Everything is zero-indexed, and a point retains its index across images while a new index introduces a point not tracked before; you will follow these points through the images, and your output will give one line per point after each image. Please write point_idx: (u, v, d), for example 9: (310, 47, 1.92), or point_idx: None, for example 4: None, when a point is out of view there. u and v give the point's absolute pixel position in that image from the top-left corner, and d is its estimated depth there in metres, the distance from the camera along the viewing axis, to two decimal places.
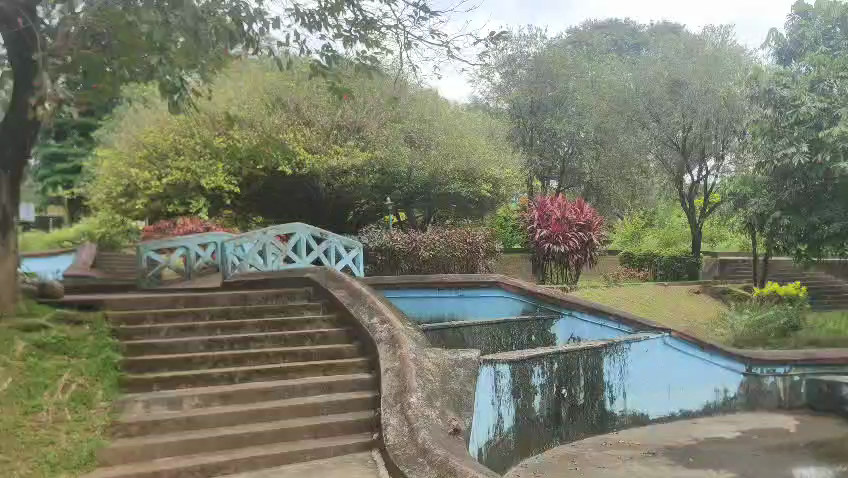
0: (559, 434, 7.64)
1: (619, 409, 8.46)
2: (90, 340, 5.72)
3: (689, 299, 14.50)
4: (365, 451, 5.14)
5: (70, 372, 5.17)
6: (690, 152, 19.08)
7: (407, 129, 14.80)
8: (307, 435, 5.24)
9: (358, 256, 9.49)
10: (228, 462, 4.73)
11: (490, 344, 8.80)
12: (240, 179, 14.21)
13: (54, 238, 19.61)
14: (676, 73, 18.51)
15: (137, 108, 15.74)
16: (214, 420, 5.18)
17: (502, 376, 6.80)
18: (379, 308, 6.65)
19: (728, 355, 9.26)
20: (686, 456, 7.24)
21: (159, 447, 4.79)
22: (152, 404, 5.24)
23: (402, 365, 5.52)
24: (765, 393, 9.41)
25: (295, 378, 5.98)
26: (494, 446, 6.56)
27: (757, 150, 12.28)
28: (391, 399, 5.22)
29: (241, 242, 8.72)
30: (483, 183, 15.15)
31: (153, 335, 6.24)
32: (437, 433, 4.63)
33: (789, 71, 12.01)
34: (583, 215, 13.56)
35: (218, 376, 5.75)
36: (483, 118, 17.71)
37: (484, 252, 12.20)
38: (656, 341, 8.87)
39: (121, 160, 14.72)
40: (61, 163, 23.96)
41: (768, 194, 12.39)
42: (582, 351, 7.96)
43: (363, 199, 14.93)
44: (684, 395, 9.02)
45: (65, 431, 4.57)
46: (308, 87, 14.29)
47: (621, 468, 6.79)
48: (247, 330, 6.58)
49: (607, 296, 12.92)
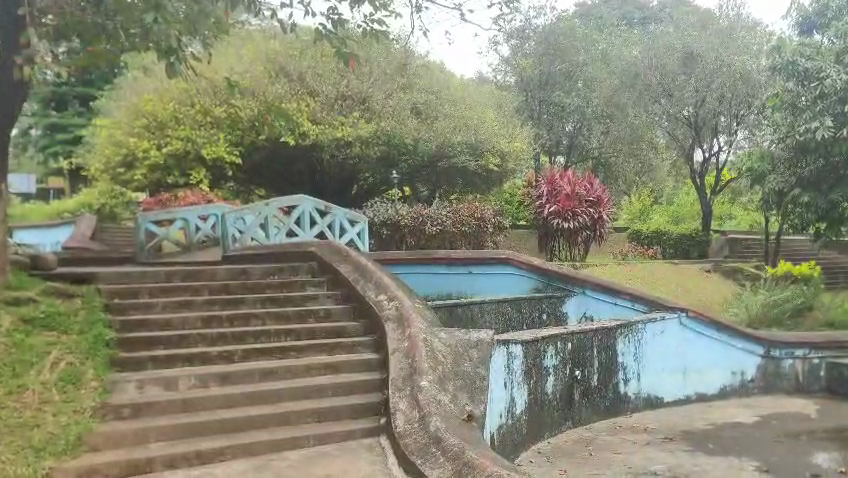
0: (572, 417, 7.36)
1: (632, 391, 8.15)
2: (82, 316, 5.41)
3: (700, 278, 14.18)
4: (372, 437, 4.84)
5: (59, 350, 4.85)
6: (703, 128, 18.50)
7: (416, 99, 14.33)
8: (311, 419, 4.95)
9: (362, 231, 9.18)
10: (225, 448, 4.43)
11: (499, 324, 8.49)
12: (241, 149, 13.83)
13: (53, 210, 19.24)
14: (692, 45, 18.03)
15: (138, 76, 15.27)
16: (212, 402, 4.88)
17: (514, 358, 6.49)
18: (387, 284, 6.30)
19: (745, 337, 8.94)
20: (705, 442, 6.93)
21: (152, 431, 4.49)
22: (146, 384, 4.94)
23: (410, 346, 5.20)
24: (782, 376, 9.16)
25: (298, 358, 5.67)
26: (506, 431, 6.25)
27: (775, 125, 11.93)
28: (400, 382, 4.91)
29: (242, 214, 8.40)
30: (490, 156, 14.69)
31: (148, 310, 5.92)
32: (450, 420, 4.32)
33: (815, 43, 11.59)
34: (593, 191, 13.13)
35: (216, 356, 5.44)
36: (491, 90, 17.14)
37: (493, 228, 11.77)
38: (672, 321, 8.56)
39: (120, 129, 14.34)
40: (60, 133, 23.52)
41: (785, 168, 11.97)
42: (594, 331, 7.63)
43: (369, 172, 14.71)
44: (700, 378, 8.72)
45: (52, 413, 4.26)
46: (309, 57, 13.86)
47: (638, 453, 6.49)
48: (247, 305, 6.27)
49: (618, 276, 12.64)
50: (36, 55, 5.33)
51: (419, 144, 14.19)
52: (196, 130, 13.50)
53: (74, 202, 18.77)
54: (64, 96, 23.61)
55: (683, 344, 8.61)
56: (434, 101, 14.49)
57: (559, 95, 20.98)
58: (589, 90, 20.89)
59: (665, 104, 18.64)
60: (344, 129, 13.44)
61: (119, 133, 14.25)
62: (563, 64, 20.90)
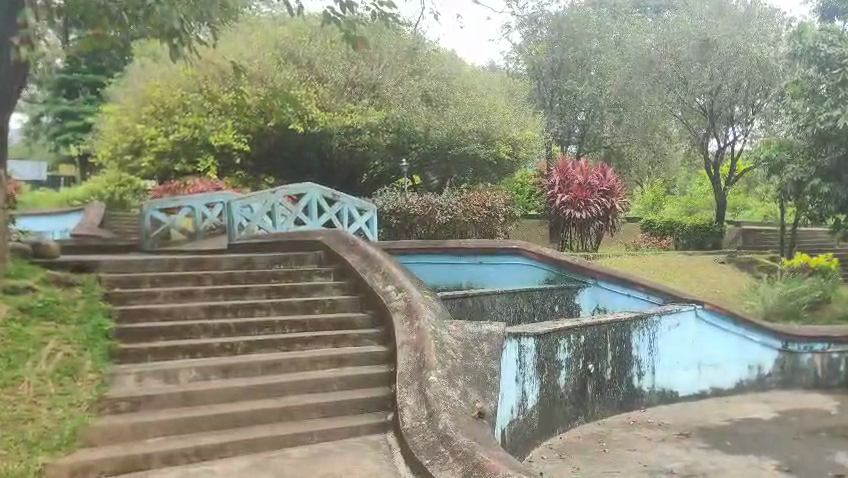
0: (585, 412, 7.17)
1: (647, 386, 7.94)
2: (81, 306, 5.26)
3: (715, 270, 13.91)
4: (378, 434, 4.67)
5: (55, 341, 4.70)
6: (718, 118, 18.19)
7: (426, 86, 14.09)
8: (315, 415, 4.77)
9: (370, 220, 9.08)
10: (225, 445, 4.27)
11: (511, 315, 8.29)
12: (249, 137, 13.67)
13: (61, 199, 19.17)
14: (708, 31, 17.52)
15: (146, 63, 15.14)
16: (213, 396, 4.71)
17: (527, 351, 6.30)
18: (394, 275, 6.11)
19: (764, 331, 8.71)
20: (721, 439, 6.72)
21: (151, 427, 4.33)
22: (145, 377, 4.78)
23: (419, 339, 5.03)
24: (801, 371, 8.93)
25: (303, 350, 5.49)
26: (517, 427, 6.05)
27: (794, 113, 11.66)
28: (408, 376, 4.73)
29: (249, 202, 8.14)
30: (501, 144, 14.39)
31: (150, 299, 5.78)
32: (459, 418, 4.14)
33: (838, 28, 11.38)
34: (606, 181, 12.93)
35: (218, 348, 5.27)
36: (502, 79, 16.82)
37: (504, 218, 11.62)
38: (687, 313, 8.34)
39: (128, 115, 14.21)
40: (72, 121, 23.46)
41: (804, 158, 11.64)
42: (609, 324, 7.44)
43: (378, 160, 14.44)
44: (717, 373, 8.50)
45: (47, 407, 4.11)
46: (318, 44, 13.78)
47: (653, 451, 6.29)
48: (251, 296, 6.11)
49: (631, 267, 12.39)
50: (34, 37, 5.17)
51: (430, 132, 13.90)
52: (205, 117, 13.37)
53: (82, 189, 18.67)
54: (74, 83, 23.49)
55: (698, 337, 8.40)
56: (445, 89, 14.24)
57: (571, 83, 20.77)
58: (604, 77, 20.35)
59: (679, 91, 18.19)
60: (353, 117, 13.33)
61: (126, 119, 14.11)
62: (575, 52, 20.89)
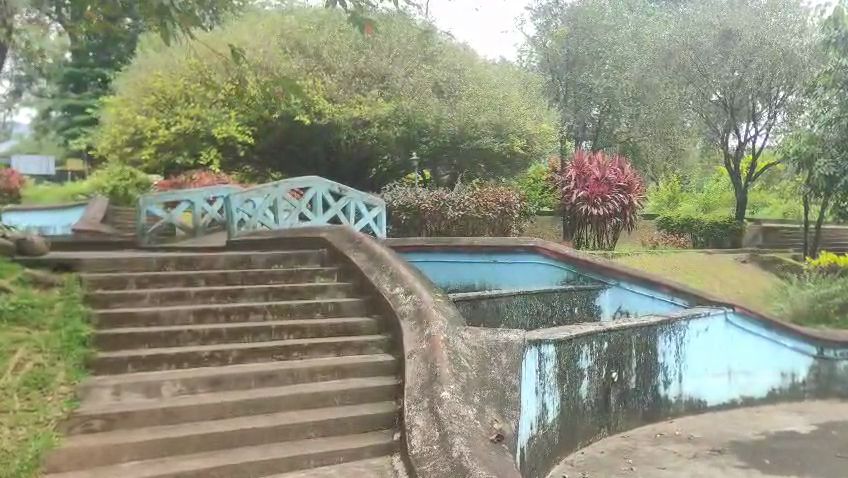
0: (608, 423, 6.65)
1: (674, 395, 7.41)
2: (56, 310, 4.80)
3: (736, 270, 13.30)
4: (384, 456, 4.17)
5: (25, 349, 4.22)
6: (738, 112, 17.49)
7: (437, 77, 13.46)
8: (313, 434, 4.27)
9: (378, 215, 8.56)
10: (210, 470, 3.77)
11: (529, 319, 7.77)
12: (253, 129, 13.29)
13: (64, 192, 18.73)
14: (729, 21, 16.67)
15: (149, 55, 14.68)
16: (199, 411, 4.21)
17: (547, 360, 5.76)
18: (402, 276, 5.58)
19: (797, 336, 8.15)
20: (760, 457, 6.16)
21: (126, 448, 3.83)
22: (123, 391, 4.28)
23: (429, 349, 4.51)
24: (837, 379, 8.39)
25: (302, 359, 4.99)
26: (537, 444, 5.51)
27: (827, 103, 11.12)
28: (417, 391, 4.21)
29: (249, 196, 7.66)
30: (515, 138, 13.84)
31: (136, 302, 5.28)
32: (476, 442, 3.62)
33: None
34: (624, 176, 12.34)
35: (208, 357, 4.75)
36: (515, 71, 16.20)
37: (517, 214, 11.09)
38: (717, 317, 7.77)
39: (128, 106, 13.65)
40: (79, 115, 23.03)
41: (836, 151, 11.06)
42: (634, 327, 6.89)
43: (387, 155, 13.98)
44: (748, 380, 7.95)
45: (9, 426, 3.62)
46: (327, 32, 13.31)
47: (685, 469, 5.76)
48: (247, 298, 5.61)
49: (651, 268, 11.78)
50: None
51: (442, 126, 13.39)
52: (207, 108, 12.92)
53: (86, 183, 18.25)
54: (81, 77, 23.09)
55: (728, 342, 7.84)
56: (455, 79, 13.56)
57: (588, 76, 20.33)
58: (618, 70, 19.93)
59: (699, 84, 17.53)
60: (361, 108, 12.84)
61: (126, 110, 13.55)
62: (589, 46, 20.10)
